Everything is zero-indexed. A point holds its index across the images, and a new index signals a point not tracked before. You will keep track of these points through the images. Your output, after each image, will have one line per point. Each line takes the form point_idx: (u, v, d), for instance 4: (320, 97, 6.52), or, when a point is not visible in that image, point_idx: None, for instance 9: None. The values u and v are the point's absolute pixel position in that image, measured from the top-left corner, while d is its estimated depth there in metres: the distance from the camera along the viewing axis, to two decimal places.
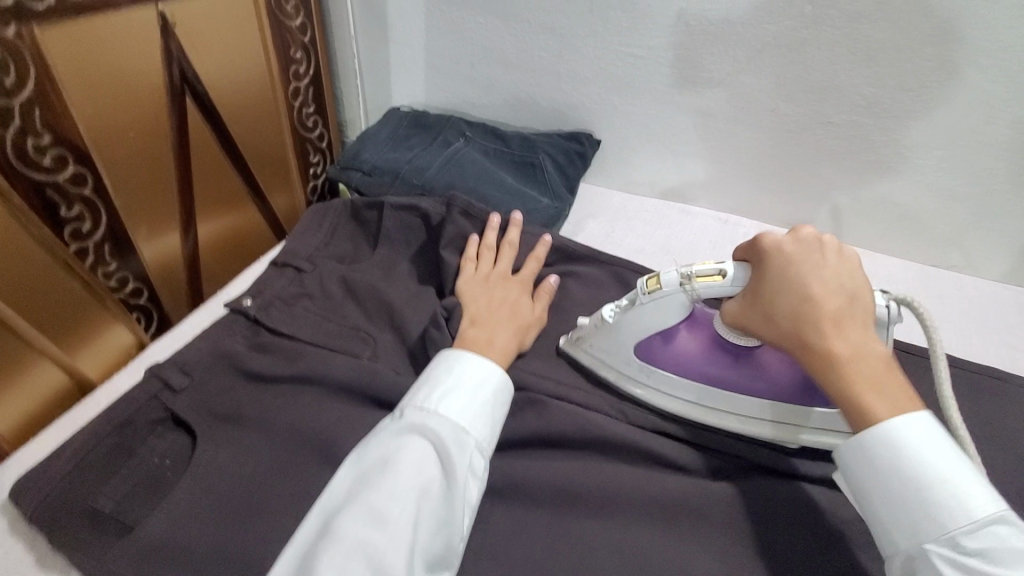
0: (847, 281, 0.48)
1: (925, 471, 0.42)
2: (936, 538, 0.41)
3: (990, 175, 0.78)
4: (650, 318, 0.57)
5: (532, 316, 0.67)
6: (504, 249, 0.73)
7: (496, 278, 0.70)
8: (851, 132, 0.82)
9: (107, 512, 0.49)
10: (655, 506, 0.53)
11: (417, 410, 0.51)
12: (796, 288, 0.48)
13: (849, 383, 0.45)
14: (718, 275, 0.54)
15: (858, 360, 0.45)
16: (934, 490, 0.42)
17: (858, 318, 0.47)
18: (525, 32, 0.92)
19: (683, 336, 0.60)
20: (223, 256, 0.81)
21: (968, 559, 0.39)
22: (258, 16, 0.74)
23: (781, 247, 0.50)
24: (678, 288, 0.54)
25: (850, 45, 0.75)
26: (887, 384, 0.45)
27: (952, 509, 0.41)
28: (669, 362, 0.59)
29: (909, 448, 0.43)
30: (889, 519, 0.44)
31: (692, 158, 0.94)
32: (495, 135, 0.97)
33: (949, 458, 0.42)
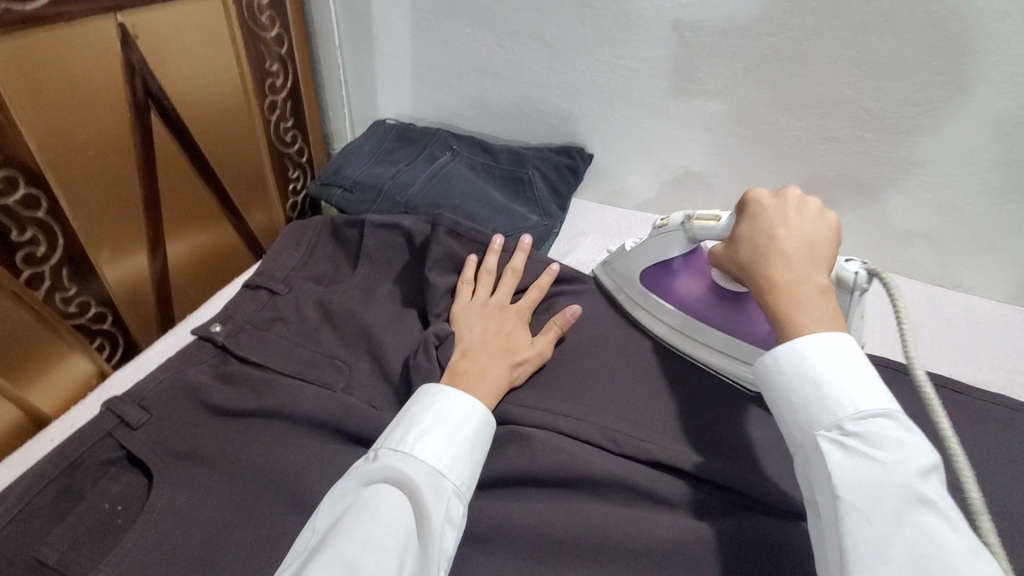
0: (810, 231, 0.51)
1: (824, 372, 0.43)
2: (824, 424, 0.42)
3: (999, 193, 0.75)
4: (654, 246, 0.68)
5: (530, 349, 0.63)
6: (506, 276, 0.71)
7: (492, 306, 0.67)
8: (853, 147, 0.79)
9: (49, 565, 0.45)
10: (646, 554, 0.49)
11: (390, 452, 0.48)
12: (761, 227, 0.52)
13: (781, 301, 0.48)
14: (714, 221, 0.61)
15: (796, 286, 0.48)
16: (832, 390, 0.42)
17: (815, 263, 0.49)
18: (514, 44, 0.89)
19: (685, 277, 0.69)
20: (195, 276, 0.77)
21: (849, 441, 0.41)
22: (229, 28, 0.71)
23: (759, 199, 0.54)
24: (680, 226, 0.64)
25: (852, 57, 0.72)
26: (817, 308, 0.47)
27: (840, 400, 0.42)
28: (665, 291, 0.70)
29: (813, 354, 0.44)
30: (789, 415, 0.45)
31: (688, 173, 0.91)
32: (483, 149, 0.94)
33: (852, 364, 0.43)
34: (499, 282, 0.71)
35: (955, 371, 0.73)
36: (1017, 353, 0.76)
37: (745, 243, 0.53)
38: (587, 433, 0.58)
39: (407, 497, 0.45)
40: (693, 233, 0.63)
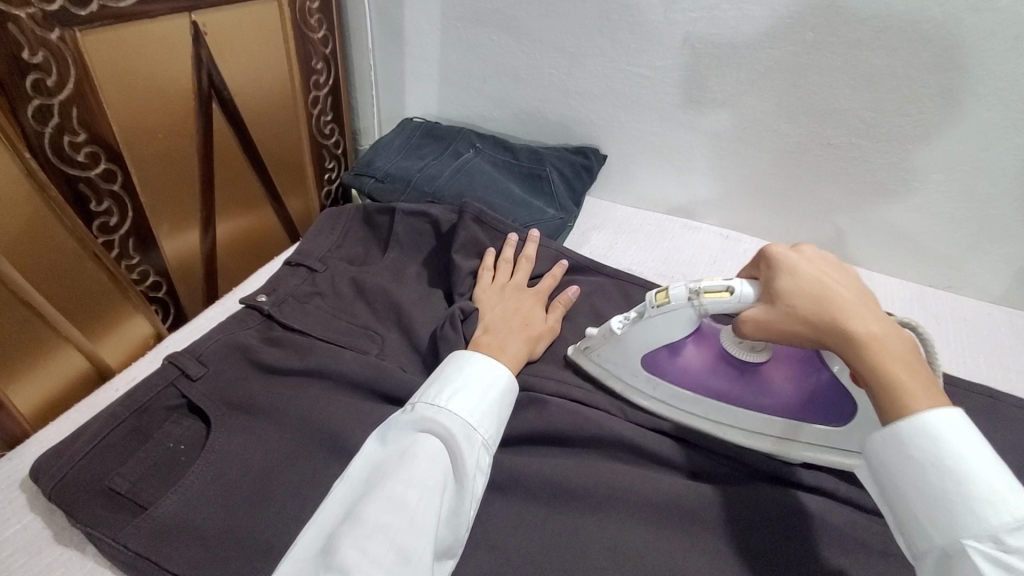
0: (854, 283, 0.52)
1: (963, 467, 0.41)
2: (974, 533, 0.39)
3: (987, 200, 0.81)
4: (654, 329, 0.60)
5: (543, 326, 0.70)
6: (520, 263, 0.77)
7: (511, 289, 0.73)
8: (851, 154, 0.85)
9: (123, 491, 0.51)
10: (650, 505, 0.54)
11: (425, 406, 0.53)
12: (811, 288, 0.51)
13: (881, 360, 0.46)
14: (726, 292, 0.55)
15: (891, 341, 0.47)
16: (974, 488, 0.40)
17: (880, 309, 0.50)
18: (536, 50, 0.95)
19: (689, 350, 0.62)
20: (238, 255, 0.84)
21: (1008, 556, 0.38)
22: (285, 29, 0.78)
23: (783, 253, 0.55)
24: (685, 302, 0.56)
25: (849, 70, 0.78)
26: (912, 367, 0.46)
27: (991, 505, 0.39)
28: (673, 372, 0.62)
29: (946, 444, 0.42)
30: (923, 514, 0.42)
31: (696, 175, 0.97)
32: (504, 148, 1.01)
33: (990, 462, 0.41)
34: (516, 269, 0.77)
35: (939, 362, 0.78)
36: (1001, 348, 0.82)
37: (805, 300, 0.50)
38: (597, 401, 0.63)
39: (443, 443, 0.51)
40: (704, 309, 0.56)
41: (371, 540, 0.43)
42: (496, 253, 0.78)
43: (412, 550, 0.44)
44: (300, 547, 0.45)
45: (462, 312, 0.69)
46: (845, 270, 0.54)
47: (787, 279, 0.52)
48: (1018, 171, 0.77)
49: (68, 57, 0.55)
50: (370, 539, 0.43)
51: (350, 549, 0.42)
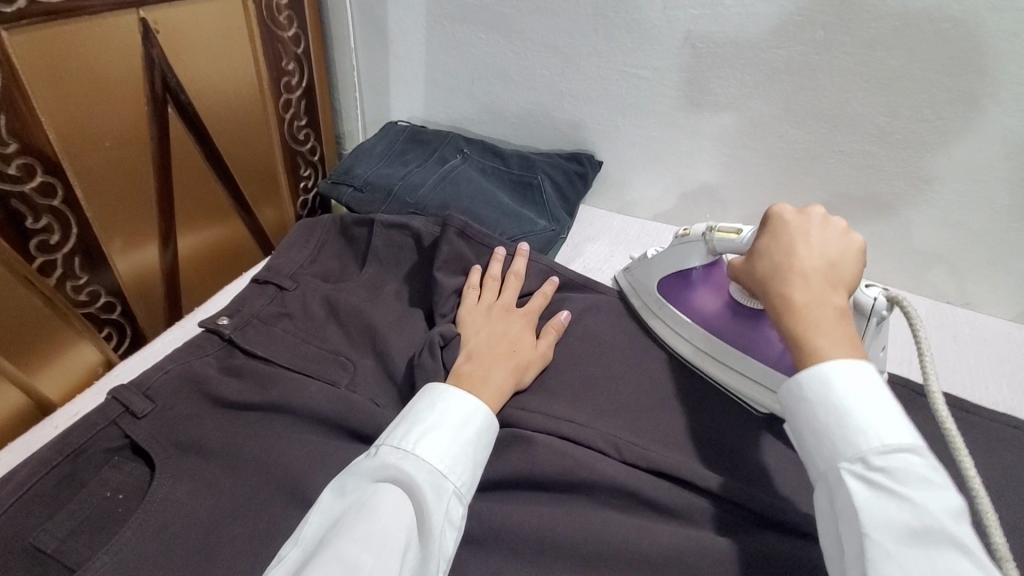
0: (833, 252, 0.51)
1: (849, 401, 0.43)
2: (848, 457, 0.42)
3: (1011, 211, 0.75)
4: (674, 257, 0.68)
5: (532, 353, 0.64)
6: (508, 280, 0.71)
7: (497, 309, 0.67)
8: (862, 161, 0.79)
9: (48, 551, 0.45)
10: (647, 563, 0.48)
11: (390, 450, 0.48)
12: (782, 248, 0.52)
13: (791, 319, 0.48)
14: (734, 233, 0.60)
15: (813, 308, 0.48)
16: (855, 420, 0.42)
17: (834, 284, 0.50)
18: (526, 50, 0.89)
19: (705, 291, 0.68)
20: (204, 270, 0.78)
21: (874, 475, 0.40)
22: (249, 26, 0.73)
23: (782, 212, 0.54)
24: (700, 237, 0.64)
25: (862, 72, 0.72)
26: (834, 331, 0.47)
27: (865, 433, 0.42)
28: (680, 301, 0.69)
29: (837, 385, 0.44)
30: (813, 443, 0.45)
31: (697, 182, 0.91)
32: (493, 153, 0.95)
33: (878, 397, 0.43)
34: (503, 287, 0.71)
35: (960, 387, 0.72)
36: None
37: (764, 259, 0.53)
38: (589, 438, 0.58)
39: (409, 494, 0.45)
40: (714, 245, 0.63)
41: None
42: (482, 270, 0.73)
43: None
44: None
45: (443, 337, 0.63)
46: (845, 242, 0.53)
47: (765, 239, 0.55)
48: None
49: None
50: None
51: None
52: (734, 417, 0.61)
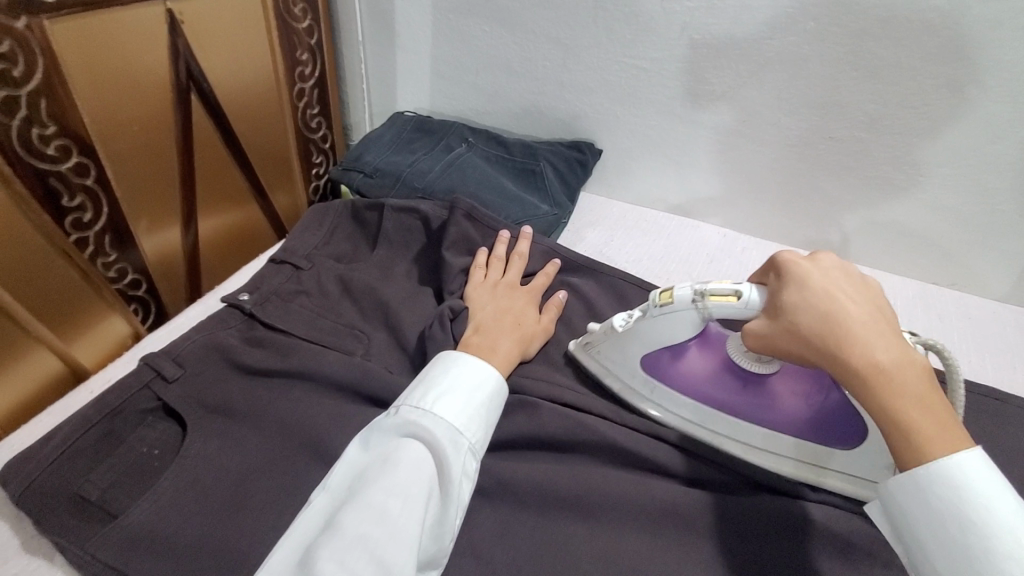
0: (872, 300, 0.47)
1: (989, 523, 0.37)
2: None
3: (993, 195, 0.78)
4: (660, 327, 0.57)
5: (536, 327, 0.67)
6: (513, 259, 0.74)
7: (503, 287, 0.71)
8: (852, 148, 0.82)
9: (93, 499, 0.49)
10: (644, 513, 0.52)
11: (409, 408, 0.51)
12: (825, 303, 0.45)
13: (886, 397, 0.41)
14: (733, 297, 0.52)
15: (904, 373, 0.41)
16: (1000, 540, 0.36)
17: (897, 336, 0.44)
18: (530, 42, 0.93)
19: (693, 356, 0.60)
20: (223, 252, 0.82)
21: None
22: (267, 18, 0.76)
23: (796, 264, 0.49)
24: (690, 306, 0.54)
25: (852, 61, 0.76)
26: (930, 402, 0.40)
27: (1020, 562, 0.35)
28: (672, 378, 0.60)
29: (969, 490, 0.37)
30: (947, 572, 0.38)
31: (694, 170, 0.95)
32: (498, 142, 0.98)
33: (1015, 511, 0.37)
34: (508, 267, 0.74)
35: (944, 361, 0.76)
36: (1005, 347, 0.79)
37: (808, 316, 0.45)
38: (590, 404, 0.61)
39: (427, 447, 0.49)
40: (709, 313, 0.53)
41: (350, 554, 0.41)
42: (489, 251, 0.76)
43: (393, 563, 0.41)
44: (275, 560, 0.42)
45: (451, 311, 0.67)
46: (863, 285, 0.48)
47: (791, 292, 0.48)
48: None
49: (35, 45, 0.53)
50: (348, 553, 0.41)
51: (329, 563, 0.40)
52: None
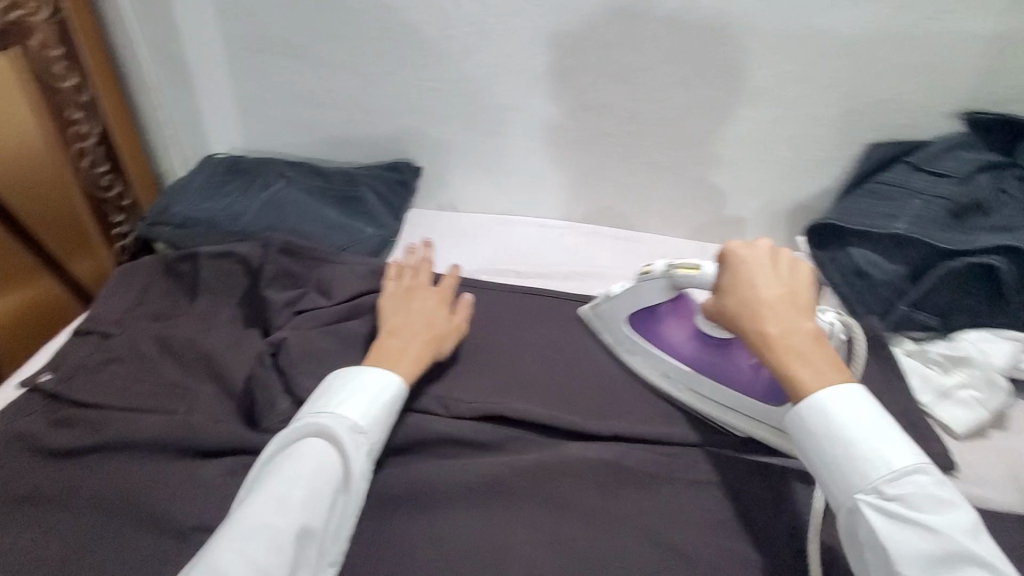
0: (790, 276, 0.58)
1: (850, 428, 0.51)
2: (862, 488, 0.50)
3: (737, 166, 0.93)
4: (639, 293, 0.70)
5: (448, 326, 0.71)
6: (422, 266, 0.76)
7: (417, 290, 0.73)
8: (625, 141, 0.93)
9: None
10: (467, 490, 0.61)
11: (328, 412, 0.58)
12: (747, 285, 0.58)
13: (776, 356, 0.55)
14: (696, 268, 0.64)
15: (788, 337, 0.55)
16: (861, 450, 0.50)
17: (801, 306, 0.57)
18: (329, 73, 0.96)
19: (674, 324, 0.71)
20: (20, 323, 0.93)
21: (890, 504, 0.48)
22: (23, 86, 0.84)
23: (737, 251, 0.60)
24: (663, 275, 0.67)
25: (606, 68, 0.87)
26: (814, 356, 0.55)
27: (875, 463, 0.50)
28: (658, 337, 0.72)
29: (833, 411, 0.52)
30: (826, 474, 0.52)
31: (505, 176, 1.02)
32: (315, 173, 0.99)
33: (865, 422, 0.51)
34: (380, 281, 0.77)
35: None
36: None
37: (731, 298, 0.59)
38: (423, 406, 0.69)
39: (329, 446, 0.56)
40: (675, 281, 0.66)
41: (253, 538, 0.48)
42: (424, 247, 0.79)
43: (285, 548, 0.49)
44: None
45: (271, 348, 0.68)
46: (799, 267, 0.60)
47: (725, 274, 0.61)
48: (756, 139, 0.89)
49: None
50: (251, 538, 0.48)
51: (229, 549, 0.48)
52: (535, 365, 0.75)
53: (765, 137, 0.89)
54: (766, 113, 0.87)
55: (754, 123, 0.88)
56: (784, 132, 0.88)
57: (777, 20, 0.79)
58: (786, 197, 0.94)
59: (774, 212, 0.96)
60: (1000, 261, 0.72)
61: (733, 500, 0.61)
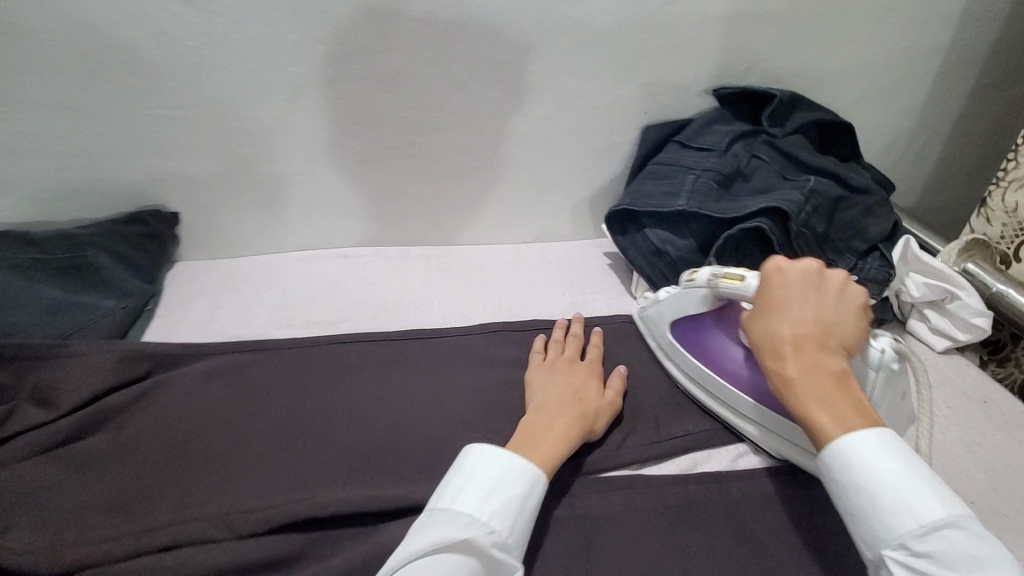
0: (822, 311, 0.54)
1: (877, 475, 0.45)
2: (889, 544, 0.43)
3: (533, 163, 0.90)
4: (681, 301, 0.68)
5: (600, 403, 0.62)
6: (570, 340, 0.71)
7: (564, 364, 0.67)
8: (413, 151, 0.86)
9: None
10: None
11: (466, 516, 0.47)
12: (783, 313, 0.55)
13: (795, 399, 0.51)
14: (739, 279, 0.61)
15: (807, 376, 0.51)
16: (888, 500, 0.44)
17: (830, 345, 0.53)
18: (15, 111, 0.74)
19: (720, 332, 0.67)
20: None
21: (920, 563, 0.42)
22: None
23: (783, 269, 0.57)
24: (706, 284, 0.64)
25: (373, 75, 0.78)
26: (836, 400, 0.49)
27: (902, 514, 0.43)
28: (692, 343, 0.68)
29: (855, 453, 0.46)
30: (852, 526, 0.46)
31: (289, 207, 0.89)
32: (22, 240, 0.76)
33: (893, 468, 0.45)
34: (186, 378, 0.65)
35: (548, 310, 0.86)
36: (583, 279, 0.92)
37: (758, 329, 0.56)
38: (196, 530, 0.51)
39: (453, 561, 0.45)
40: (719, 291, 0.63)
41: None
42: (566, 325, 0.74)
43: None
44: None
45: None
46: (836, 299, 0.55)
47: (757, 312, 0.57)
48: (545, 134, 0.87)
49: None
50: None
51: None
52: (347, 431, 0.61)
53: (551, 131, 0.87)
54: (546, 107, 0.85)
55: (540, 118, 0.86)
56: (568, 124, 0.87)
57: (537, 12, 0.76)
58: (585, 187, 0.95)
59: (578, 203, 0.96)
60: (765, 222, 0.76)
61: (577, 531, 0.56)
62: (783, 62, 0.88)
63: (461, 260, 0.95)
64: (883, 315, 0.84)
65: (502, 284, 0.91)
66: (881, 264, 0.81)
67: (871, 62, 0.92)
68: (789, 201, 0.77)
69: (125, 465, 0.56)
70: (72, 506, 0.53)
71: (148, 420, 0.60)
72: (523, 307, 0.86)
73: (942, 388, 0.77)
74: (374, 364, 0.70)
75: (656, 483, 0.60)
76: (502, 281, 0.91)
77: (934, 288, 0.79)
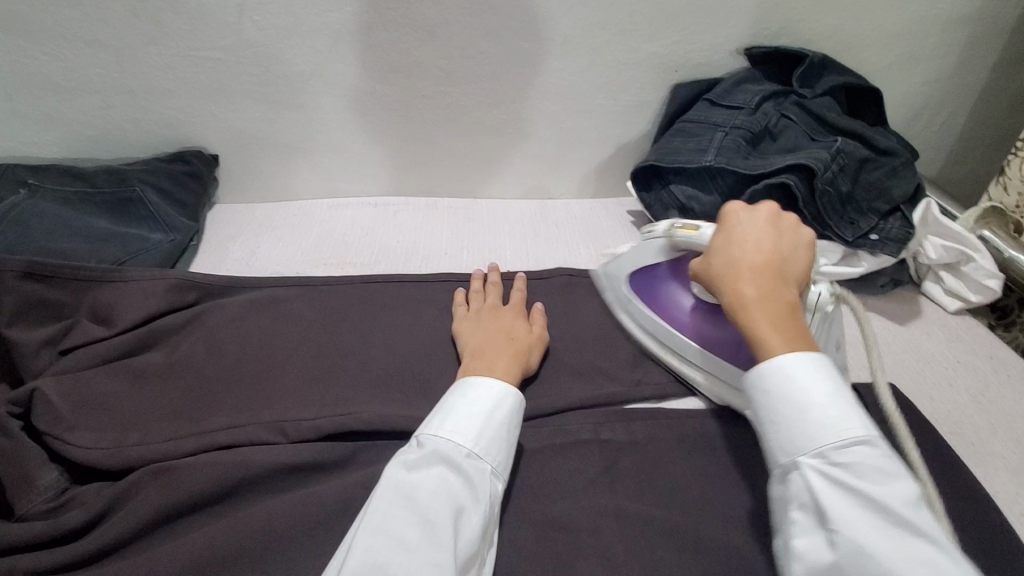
0: (779, 244, 0.55)
1: (801, 393, 0.47)
2: (807, 452, 0.45)
3: (562, 118, 0.92)
4: (639, 254, 0.69)
5: (530, 339, 0.65)
6: (490, 288, 0.73)
7: (487, 310, 0.69)
8: (444, 101, 0.87)
9: None
10: (317, 521, 0.50)
11: (432, 436, 0.50)
12: (741, 244, 0.55)
13: (751, 322, 0.51)
14: (696, 230, 0.62)
15: (765, 301, 0.51)
16: (816, 417, 0.46)
17: (785, 279, 0.53)
18: (64, 48, 0.77)
19: (674, 286, 0.68)
20: None
21: (834, 470, 0.43)
22: None
23: (747, 211, 0.57)
24: (663, 235, 0.65)
25: (409, 23, 0.79)
26: (784, 322, 0.50)
27: (824, 428, 0.45)
28: (654, 302, 0.69)
29: (791, 375, 0.47)
30: (773, 439, 0.48)
31: (323, 154, 0.91)
32: (72, 175, 0.80)
33: (825, 388, 0.46)
34: (233, 307, 0.68)
35: (571, 261, 0.89)
36: (605, 234, 0.95)
37: (721, 258, 0.56)
38: (251, 434, 0.56)
39: (452, 475, 0.48)
40: (674, 241, 0.63)
41: None
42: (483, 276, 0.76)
43: None
44: None
45: (15, 407, 0.55)
46: (792, 237, 0.56)
47: (721, 237, 0.57)
48: (574, 90, 0.89)
49: None
50: None
51: None
52: (384, 359, 0.65)
53: (582, 86, 0.88)
54: (579, 62, 0.86)
55: (570, 74, 0.87)
56: (598, 79, 0.88)
57: None
58: (611, 143, 0.96)
59: (602, 161, 0.98)
60: (792, 178, 0.78)
61: (602, 454, 0.59)
62: (817, 23, 0.89)
63: (489, 214, 0.97)
64: (899, 276, 0.85)
65: (527, 235, 0.93)
66: (903, 225, 0.82)
67: (904, 26, 0.92)
68: (816, 159, 0.78)
69: (183, 379, 0.61)
70: (135, 412, 0.57)
71: (201, 340, 0.64)
72: (546, 257, 0.89)
73: (951, 344, 0.79)
74: (408, 300, 0.73)
75: (676, 416, 0.63)
76: (527, 232, 0.94)
77: (952, 250, 0.81)
